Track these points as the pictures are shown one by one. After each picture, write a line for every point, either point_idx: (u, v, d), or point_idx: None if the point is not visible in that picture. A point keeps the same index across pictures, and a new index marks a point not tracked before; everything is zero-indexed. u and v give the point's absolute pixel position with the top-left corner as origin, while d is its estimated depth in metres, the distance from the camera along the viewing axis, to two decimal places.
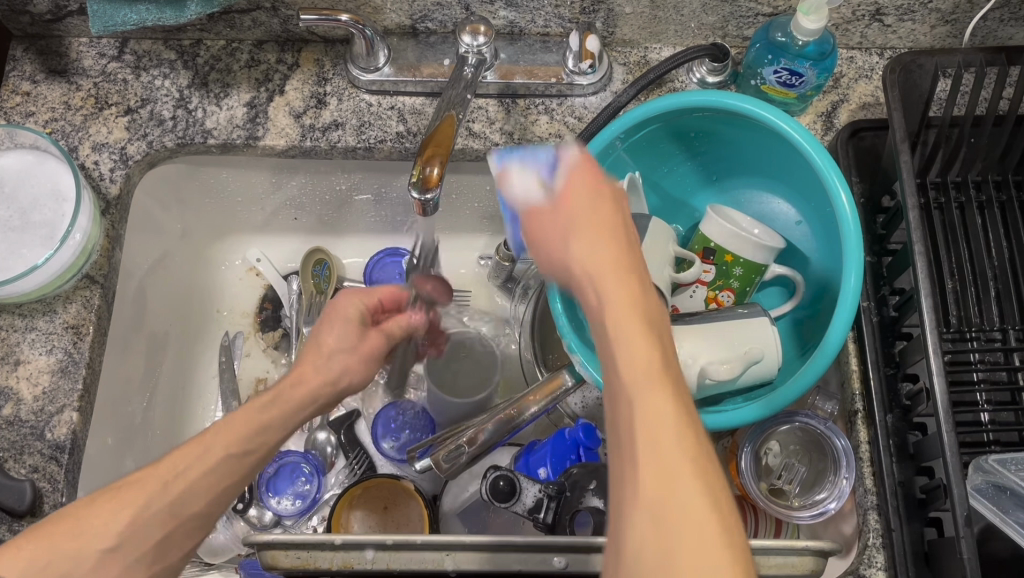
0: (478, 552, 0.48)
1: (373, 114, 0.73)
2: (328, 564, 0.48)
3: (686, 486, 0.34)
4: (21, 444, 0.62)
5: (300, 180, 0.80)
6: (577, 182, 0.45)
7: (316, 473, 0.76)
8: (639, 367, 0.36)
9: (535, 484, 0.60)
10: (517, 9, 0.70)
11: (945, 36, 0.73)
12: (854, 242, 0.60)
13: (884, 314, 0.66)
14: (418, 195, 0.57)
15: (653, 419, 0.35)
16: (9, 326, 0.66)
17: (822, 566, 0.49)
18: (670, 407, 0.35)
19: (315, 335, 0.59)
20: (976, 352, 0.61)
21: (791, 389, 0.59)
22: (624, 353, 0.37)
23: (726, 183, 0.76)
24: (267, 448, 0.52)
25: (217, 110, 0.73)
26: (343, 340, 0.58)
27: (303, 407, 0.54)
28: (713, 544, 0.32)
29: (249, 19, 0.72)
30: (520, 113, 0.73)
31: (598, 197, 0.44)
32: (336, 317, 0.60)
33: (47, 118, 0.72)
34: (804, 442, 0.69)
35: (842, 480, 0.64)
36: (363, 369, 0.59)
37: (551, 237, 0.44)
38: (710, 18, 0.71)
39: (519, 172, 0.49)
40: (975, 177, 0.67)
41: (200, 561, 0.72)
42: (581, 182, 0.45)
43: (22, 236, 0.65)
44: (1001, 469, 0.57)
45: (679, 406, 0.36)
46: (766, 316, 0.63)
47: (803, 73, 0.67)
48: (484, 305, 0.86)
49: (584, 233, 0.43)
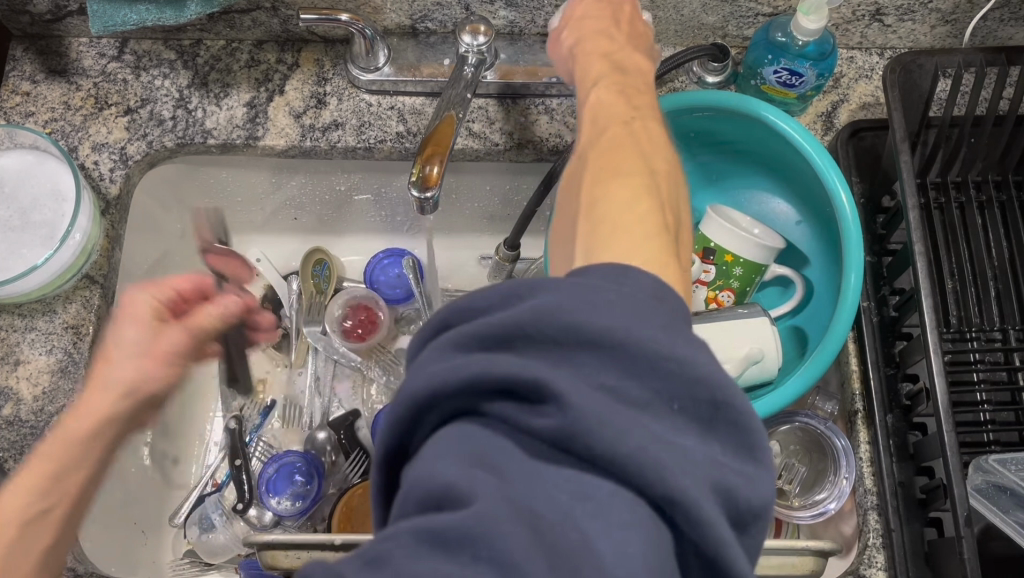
0: None
1: (373, 114, 0.73)
2: (328, 564, 0.48)
3: (630, 224, 0.39)
4: (21, 444, 0.62)
5: (300, 181, 0.80)
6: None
7: (316, 475, 0.75)
8: (612, 140, 0.46)
9: None
10: (517, 9, 0.70)
11: (945, 37, 0.73)
12: (854, 241, 0.60)
13: (884, 314, 0.66)
14: (418, 194, 0.57)
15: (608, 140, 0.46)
16: (9, 326, 0.66)
17: (823, 566, 0.49)
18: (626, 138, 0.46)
19: (106, 343, 0.50)
20: (976, 352, 0.61)
21: (791, 390, 0.59)
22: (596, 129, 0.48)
23: (726, 183, 0.76)
24: (69, 499, 0.47)
25: (217, 110, 0.73)
26: (134, 346, 0.49)
27: (88, 441, 0.47)
28: (641, 210, 0.40)
29: (249, 19, 0.72)
30: (520, 113, 0.73)
31: (601, 45, 0.55)
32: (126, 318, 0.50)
33: (47, 118, 0.72)
34: (804, 443, 0.69)
35: (842, 480, 0.64)
36: (162, 374, 0.49)
37: (560, 40, 0.59)
38: (710, 18, 0.71)
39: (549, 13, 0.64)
40: (975, 177, 0.67)
41: (200, 561, 0.72)
42: (592, 31, 0.56)
43: (22, 236, 0.65)
44: (1001, 469, 0.57)
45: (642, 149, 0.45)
46: (767, 315, 0.63)
47: (803, 73, 0.67)
48: None
49: (580, 28, 0.57)
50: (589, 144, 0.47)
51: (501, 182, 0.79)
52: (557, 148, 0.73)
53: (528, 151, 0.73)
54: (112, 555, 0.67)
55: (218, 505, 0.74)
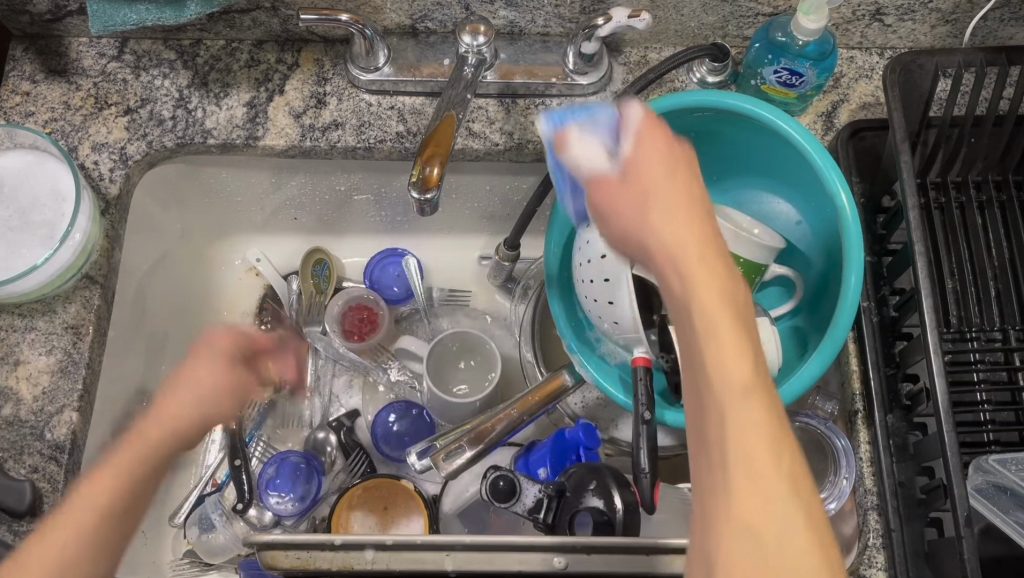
0: (477, 552, 0.48)
1: (373, 114, 0.73)
2: (328, 565, 0.48)
3: (783, 534, 0.34)
4: (21, 444, 0.62)
5: (300, 181, 0.80)
6: (642, 137, 0.46)
7: (317, 473, 0.76)
8: (720, 334, 0.38)
9: (535, 484, 0.61)
10: (517, 9, 0.70)
11: (945, 36, 0.73)
12: (855, 241, 0.60)
13: (884, 314, 0.66)
14: (418, 194, 0.57)
15: (717, 333, 0.38)
16: (9, 326, 0.66)
17: None
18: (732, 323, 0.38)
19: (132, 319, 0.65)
20: (976, 352, 0.61)
21: (790, 390, 0.59)
22: (700, 318, 0.39)
23: (726, 183, 0.76)
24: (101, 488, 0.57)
25: (217, 110, 0.73)
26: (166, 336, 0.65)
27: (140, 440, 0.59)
28: (784, 503, 0.35)
29: (249, 19, 0.72)
30: (520, 113, 0.73)
31: (680, 183, 0.44)
32: (205, 356, 0.67)
33: (46, 118, 0.72)
34: (804, 442, 0.69)
35: (842, 480, 0.63)
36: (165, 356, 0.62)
37: (618, 192, 0.45)
38: (710, 17, 0.71)
39: (578, 137, 0.49)
40: (976, 177, 0.67)
41: (200, 561, 0.72)
42: (666, 203, 0.43)
43: (22, 236, 0.65)
44: (1001, 469, 0.57)
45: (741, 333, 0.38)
46: (766, 315, 0.63)
47: (803, 73, 0.67)
48: (484, 305, 0.86)
49: (651, 167, 0.45)
50: (683, 329, 0.40)
51: (501, 182, 0.79)
52: None
53: (528, 151, 0.73)
54: None
55: (218, 505, 0.74)
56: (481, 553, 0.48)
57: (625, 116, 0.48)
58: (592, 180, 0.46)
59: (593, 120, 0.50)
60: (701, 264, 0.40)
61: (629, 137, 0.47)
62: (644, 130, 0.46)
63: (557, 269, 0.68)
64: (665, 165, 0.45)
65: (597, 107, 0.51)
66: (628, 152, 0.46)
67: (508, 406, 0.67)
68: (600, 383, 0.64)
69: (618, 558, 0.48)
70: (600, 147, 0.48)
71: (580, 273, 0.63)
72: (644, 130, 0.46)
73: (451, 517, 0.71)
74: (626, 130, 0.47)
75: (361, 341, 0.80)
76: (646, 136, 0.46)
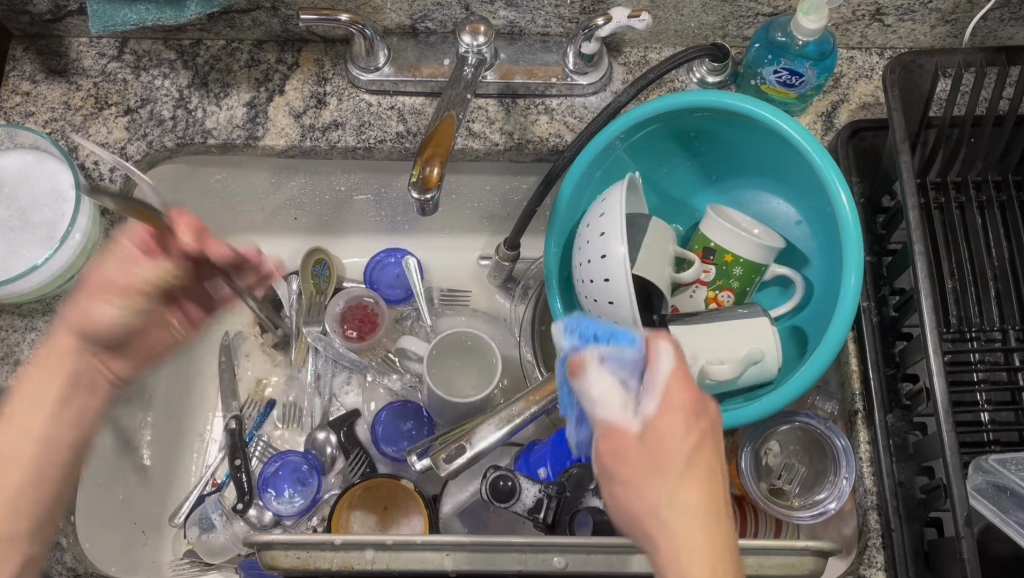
0: (478, 552, 0.48)
1: (373, 114, 0.73)
2: (328, 564, 0.48)
3: None
4: None
5: (300, 181, 0.80)
6: (672, 424, 0.46)
7: (316, 473, 0.76)
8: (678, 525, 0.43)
9: (534, 484, 0.60)
10: (517, 9, 0.70)
11: (945, 36, 0.73)
12: (854, 242, 0.60)
13: (883, 314, 0.66)
14: (417, 195, 0.57)
15: (679, 531, 0.43)
16: (9, 326, 0.66)
17: (823, 566, 0.48)
18: (695, 522, 0.43)
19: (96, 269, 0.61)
20: (976, 352, 0.61)
21: (790, 389, 0.59)
22: (668, 515, 0.44)
23: (726, 183, 0.76)
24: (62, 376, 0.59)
25: (217, 110, 0.73)
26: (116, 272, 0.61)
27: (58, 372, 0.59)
28: None
29: (249, 19, 0.72)
30: (520, 113, 0.73)
31: (687, 481, 0.44)
32: (127, 292, 0.61)
33: (47, 118, 0.72)
34: (805, 442, 0.69)
35: (842, 480, 0.64)
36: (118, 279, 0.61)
37: (635, 467, 0.45)
38: (710, 17, 0.71)
39: (598, 367, 0.48)
40: (976, 177, 0.67)
41: (200, 561, 0.72)
42: (676, 477, 0.45)
43: (21, 236, 0.65)
44: (1001, 469, 0.57)
45: (702, 532, 0.43)
46: (766, 315, 0.63)
47: (803, 73, 0.67)
48: (484, 304, 0.86)
49: (656, 474, 0.45)
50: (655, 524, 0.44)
51: (501, 182, 0.79)
52: (557, 148, 0.73)
53: (528, 151, 0.73)
54: (112, 555, 0.67)
55: (218, 504, 0.74)
56: (481, 553, 0.48)
57: (656, 359, 0.48)
58: (608, 430, 0.47)
59: (617, 350, 0.49)
60: (670, 470, 0.45)
61: (654, 392, 0.47)
62: (670, 389, 0.47)
63: (557, 269, 0.67)
64: (682, 427, 0.46)
65: (621, 334, 0.50)
66: (653, 412, 0.47)
67: (509, 406, 0.67)
68: None
69: (617, 558, 0.48)
70: (635, 360, 0.49)
71: (580, 273, 0.63)
72: (670, 389, 0.47)
73: (451, 516, 0.71)
74: (658, 365, 0.48)
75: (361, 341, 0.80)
76: (678, 391, 0.47)
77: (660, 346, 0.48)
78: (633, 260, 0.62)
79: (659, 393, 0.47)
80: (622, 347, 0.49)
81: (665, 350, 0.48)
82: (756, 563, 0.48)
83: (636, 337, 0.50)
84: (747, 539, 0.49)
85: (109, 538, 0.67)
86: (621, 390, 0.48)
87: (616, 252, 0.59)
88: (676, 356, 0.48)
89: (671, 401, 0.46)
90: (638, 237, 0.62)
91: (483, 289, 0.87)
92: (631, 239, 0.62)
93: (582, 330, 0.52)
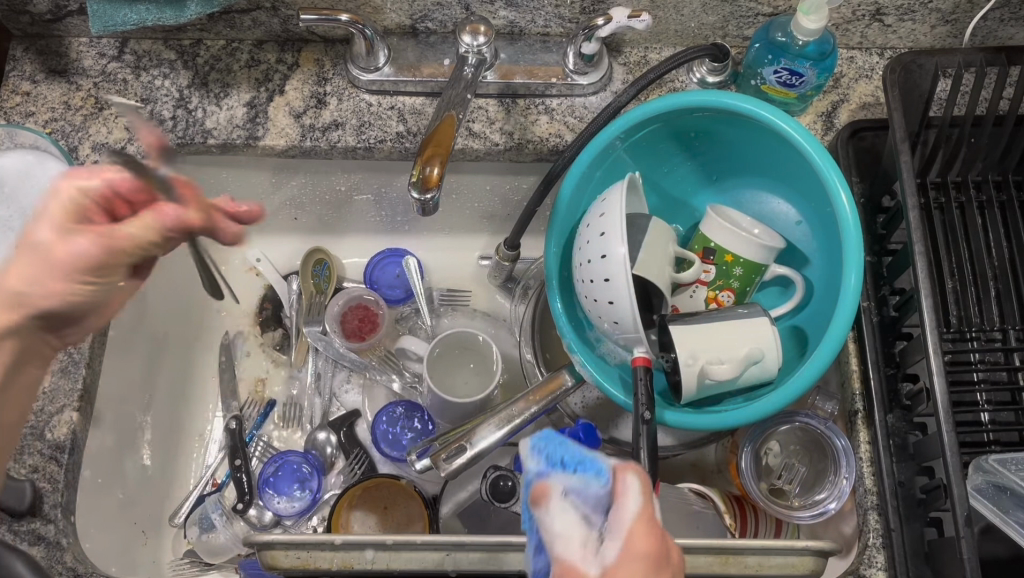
0: (478, 552, 0.48)
1: (373, 114, 0.73)
2: (328, 564, 0.48)
3: None
4: (21, 444, 0.62)
5: (300, 180, 0.80)
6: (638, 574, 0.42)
7: (317, 473, 0.76)
8: None
9: None
10: (517, 9, 0.70)
11: (944, 37, 0.73)
12: (854, 242, 0.60)
13: (884, 314, 0.66)
14: (418, 195, 0.57)
15: None
16: None
17: (823, 565, 0.48)
18: None
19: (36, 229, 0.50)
20: (976, 352, 0.61)
21: (791, 389, 0.59)
22: None
23: (726, 183, 0.76)
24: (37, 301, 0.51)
25: (217, 110, 0.73)
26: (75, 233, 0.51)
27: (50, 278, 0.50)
28: None
29: (249, 19, 0.72)
30: (520, 113, 0.73)
31: None
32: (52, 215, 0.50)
33: (47, 118, 0.72)
34: (805, 443, 0.70)
35: (842, 480, 0.64)
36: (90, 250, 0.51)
37: None
38: (710, 18, 0.71)
39: (561, 499, 0.45)
40: (976, 178, 0.67)
41: (200, 561, 0.72)
42: None
43: (22, 236, 0.65)
44: (1001, 469, 0.57)
45: None
46: (767, 315, 0.63)
47: (803, 73, 0.67)
48: (484, 305, 0.86)
49: None
50: None
51: (501, 182, 0.79)
52: (557, 148, 0.73)
53: (529, 151, 0.73)
54: (111, 555, 0.67)
55: (218, 504, 0.74)
56: (481, 553, 0.48)
57: (623, 496, 0.45)
58: (566, 571, 0.43)
59: (582, 483, 0.45)
60: None
61: (619, 536, 0.44)
62: (636, 534, 0.44)
63: (557, 269, 0.67)
64: None
65: (586, 459, 0.47)
66: (614, 560, 0.43)
67: (509, 406, 0.67)
68: (600, 383, 0.63)
69: None
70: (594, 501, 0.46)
71: (580, 273, 0.63)
72: (638, 534, 0.43)
73: (451, 516, 0.71)
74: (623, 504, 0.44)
75: (362, 341, 0.80)
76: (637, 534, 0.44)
77: (628, 481, 0.45)
78: (633, 260, 0.62)
79: (625, 537, 0.43)
80: (586, 474, 0.46)
81: (633, 486, 0.45)
82: (757, 563, 0.48)
83: (604, 468, 0.46)
84: (747, 539, 0.49)
85: (109, 538, 0.67)
86: (586, 527, 0.44)
87: (616, 252, 0.59)
88: (645, 496, 0.45)
89: (637, 547, 0.43)
90: (638, 237, 0.63)
91: (483, 289, 0.87)
92: (631, 238, 0.62)
93: (550, 452, 0.47)
